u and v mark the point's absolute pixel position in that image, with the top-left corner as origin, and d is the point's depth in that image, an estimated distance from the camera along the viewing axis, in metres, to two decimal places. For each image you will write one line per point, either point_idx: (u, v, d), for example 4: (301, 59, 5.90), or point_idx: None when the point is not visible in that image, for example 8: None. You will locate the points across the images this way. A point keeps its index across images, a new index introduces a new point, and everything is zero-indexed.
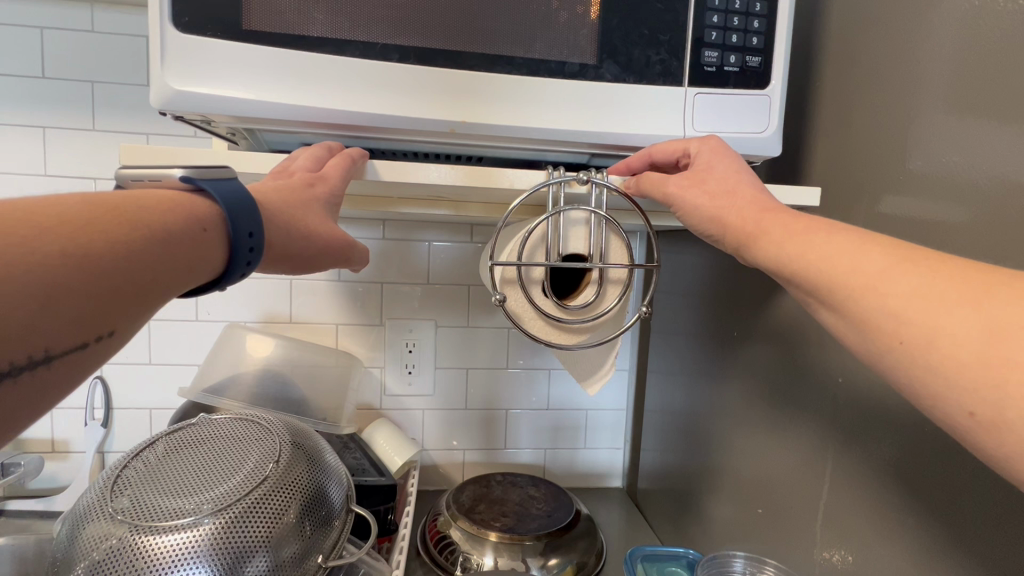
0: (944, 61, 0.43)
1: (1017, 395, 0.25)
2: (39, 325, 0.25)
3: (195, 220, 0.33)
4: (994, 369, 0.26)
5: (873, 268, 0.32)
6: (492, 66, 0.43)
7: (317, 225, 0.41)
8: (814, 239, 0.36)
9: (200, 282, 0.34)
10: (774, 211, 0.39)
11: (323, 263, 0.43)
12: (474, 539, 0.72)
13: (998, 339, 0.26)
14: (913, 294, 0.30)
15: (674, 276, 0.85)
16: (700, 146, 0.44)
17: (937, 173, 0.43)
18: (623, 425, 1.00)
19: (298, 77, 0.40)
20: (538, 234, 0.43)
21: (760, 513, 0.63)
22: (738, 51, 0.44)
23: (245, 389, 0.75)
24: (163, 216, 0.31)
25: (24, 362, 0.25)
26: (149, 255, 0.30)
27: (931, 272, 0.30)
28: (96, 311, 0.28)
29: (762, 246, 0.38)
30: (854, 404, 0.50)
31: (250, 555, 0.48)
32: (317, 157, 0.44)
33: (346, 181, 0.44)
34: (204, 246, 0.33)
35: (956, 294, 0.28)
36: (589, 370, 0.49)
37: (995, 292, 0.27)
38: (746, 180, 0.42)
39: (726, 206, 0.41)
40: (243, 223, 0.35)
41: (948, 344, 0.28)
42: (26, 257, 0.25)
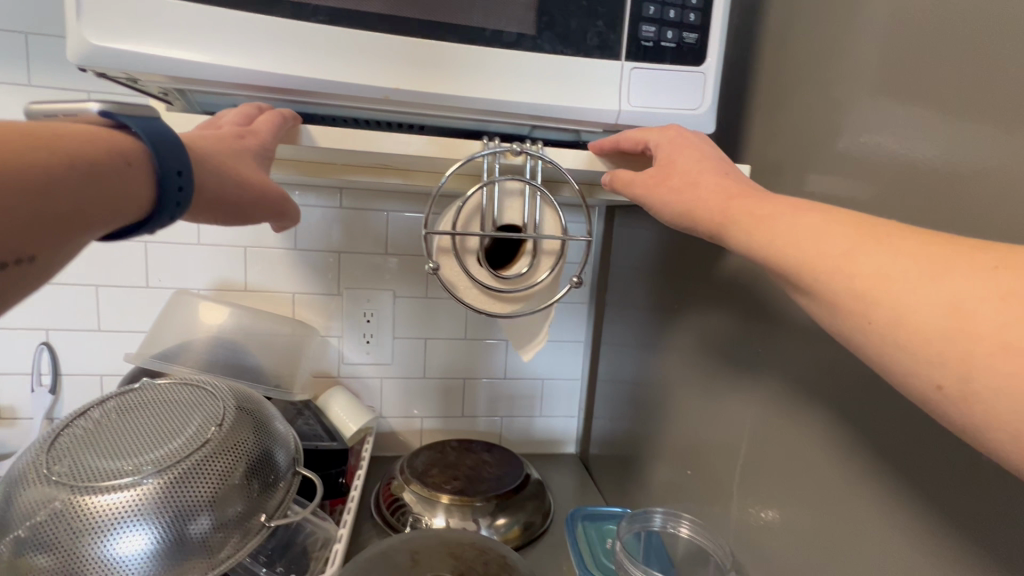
0: (872, 45, 0.44)
1: (974, 366, 0.25)
2: None
3: (121, 154, 0.32)
4: (960, 341, 0.26)
5: (839, 249, 0.32)
6: (429, 33, 0.42)
7: (249, 175, 0.41)
8: (744, 221, 0.37)
9: (124, 220, 0.33)
10: (740, 198, 0.39)
11: (257, 214, 0.42)
12: (424, 502, 0.75)
13: (956, 314, 0.26)
14: (879, 271, 0.30)
15: (628, 252, 0.87)
16: (663, 138, 0.45)
17: (863, 152, 0.45)
18: (577, 395, 1.03)
19: (224, 37, 0.39)
20: (473, 204, 0.44)
21: (692, 474, 0.67)
22: (675, 27, 0.45)
23: (196, 356, 0.75)
24: (86, 146, 0.31)
25: None
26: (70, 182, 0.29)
27: (894, 249, 0.30)
28: (16, 231, 0.27)
29: (733, 236, 0.38)
30: (777, 373, 0.53)
31: (192, 514, 0.49)
32: (246, 115, 0.43)
33: (278, 139, 0.43)
34: (131, 179, 0.33)
35: (918, 269, 0.28)
36: (526, 339, 0.50)
37: (954, 265, 0.27)
38: (710, 169, 0.42)
39: (692, 198, 0.41)
40: (170, 161, 0.34)
41: (916, 319, 0.27)
42: None
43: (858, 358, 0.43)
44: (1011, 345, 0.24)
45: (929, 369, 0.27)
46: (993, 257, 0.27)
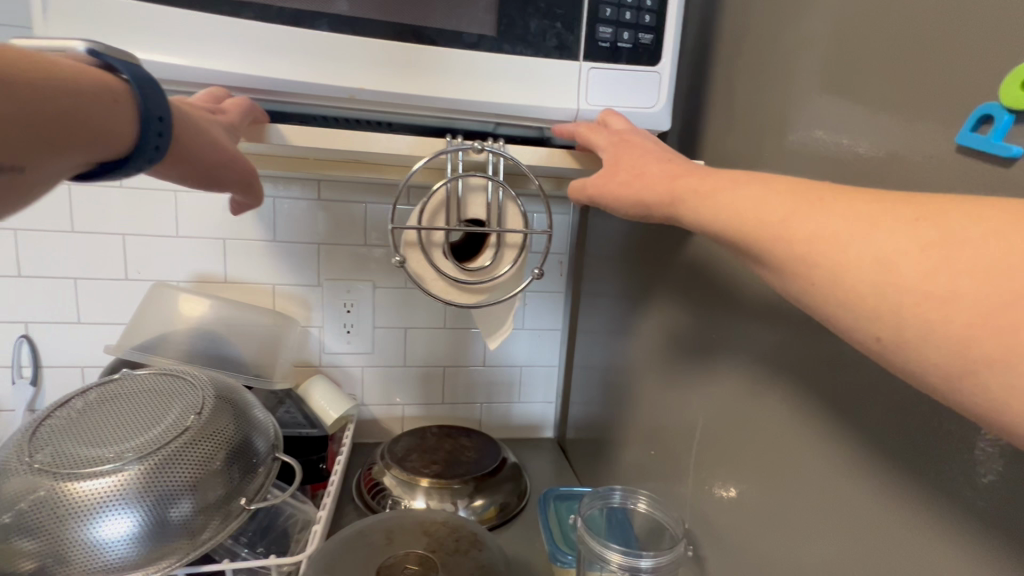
0: (818, 46, 0.47)
1: (900, 316, 0.26)
2: None
3: (107, 89, 0.33)
4: (894, 297, 0.26)
5: (780, 215, 0.32)
6: (394, 34, 0.44)
7: (223, 143, 0.41)
8: (691, 198, 0.38)
9: (103, 155, 0.33)
10: (685, 176, 0.39)
11: (227, 181, 0.43)
12: (405, 485, 0.78)
13: (892, 267, 0.27)
14: (821, 233, 0.30)
15: (601, 241, 0.89)
16: (608, 142, 0.46)
17: (810, 148, 0.47)
18: (555, 381, 1.06)
19: (190, 39, 0.40)
20: (438, 199, 0.46)
21: (656, 454, 0.70)
22: (631, 28, 0.47)
23: (176, 347, 0.77)
24: (76, 74, 0.31)
25: None
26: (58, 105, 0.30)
27: (827, 211, 0.30)
28: (13, 145, 0.28)
29: (688, 211, 0.38)
30: (733, 357, 0.56)
31: (171, 499, 0.51)
32: (210, 96, 0.43)
33: (246, 120, 0.44)
34: (115, 114, 0.33)
35: (849, 225, 0.29)
36: (492, 328, 0.53)
37: (884, 220, 0.28)
38: (656, 158, 0.43)
39: (643, 186, 0.42)
40: (152, 107, 0.35)
41: (850, 276, 0.28)
42: None
43: (808, 342, 0.46)
44: (932, 293, 0.25)
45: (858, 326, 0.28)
46: (915, 210, 0.28)
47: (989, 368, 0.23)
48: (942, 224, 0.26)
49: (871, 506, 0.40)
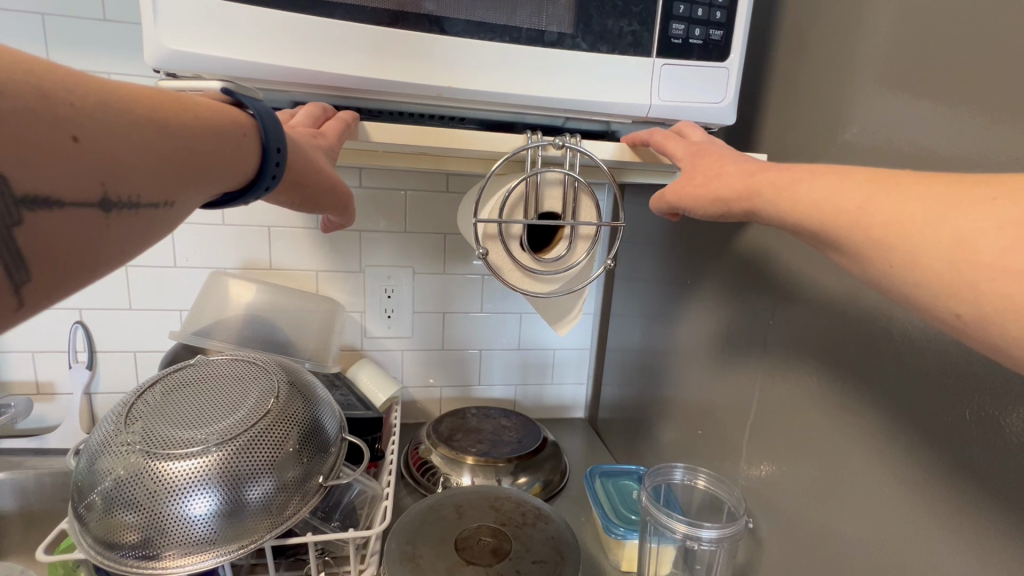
0: (881, 42, 0.48)
1: (976, 299, 0.27)
2: (133, 172, 0.31)
3: (237, 126, 0.38)
4: (968, 270, 0.27)
5: (854, 204, 0.33)
6: (475, 33, 0.45)
7: (325, 168, 0.45)
8: (767, 190, 0.39)
9: (228, 186, 0.38)
10: (759, 172, 0.41)
11: (325, 206, 0.47)
12: (452, 463, 0.82)
13: (961, 247, 0.28)
14: (893, 220, 0.31)
15: (639, 228, 0.91)
16: (683, 150, 0.48)
17: (870, 143, 0.49)
18: (587, 363, 1.09)
19: (289, 39, 0.41)
20: (517, 194, 0.48)
21: (701, 433, 0.74)
22: (703, 25, 0.48)
23: (231, 331, 0.79)
24: (215, 115, 0.37)
25: (123, 200, 0.31)
26: (197, 142, 0.35)
27: (901, 197, 0.31)
28: (168, 176, 0.33)
29: (764, 205, 0.40)
30: (784, 342, 0.59)
31: (259, 476, 0.55)
32: (314, 117, 0.46)
33: (343, 142, 0.47)
34: (241, 147, 0.38)
35: (927, 210, 0.30)
36: (560, 315, 0.55)
37: (956, 202, 0.29)
38: (731, 161, 0.45)
39: (719, 186, 0.43)
40: (272, 138, 0.39)
41: (928, 258, 0.29)
42: (118, 109, 0.30)
43: (862, 329, 0.49)
44: (1010, 269, 0.26)
45: (938, 314, 0.30)
46: (994, 188, 0.28)
47: None
48: (1021, 202, 0.26)
49: (924, 480, 0.43)
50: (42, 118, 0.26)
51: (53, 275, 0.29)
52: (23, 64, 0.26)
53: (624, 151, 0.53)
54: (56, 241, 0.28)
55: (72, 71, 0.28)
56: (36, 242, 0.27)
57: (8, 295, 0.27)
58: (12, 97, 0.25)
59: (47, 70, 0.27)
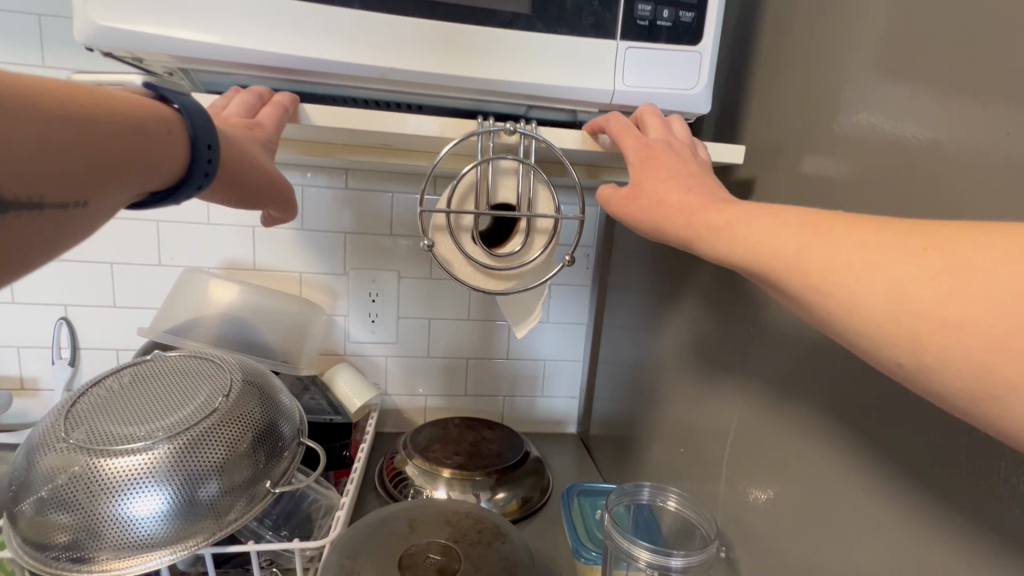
0: (871, 23, 0.44)
1: (923, 345, 0.25)
2: (38, 172, 0.27)
3: (163, 122, 0.34)
4: (907, 323, 0.25)
5: (791, 248, 0.31)
6: (425, 12, 0.43)
7: (261, 162, 0.42)
8: (706, 234, 0.36)
9: (155, 184, 0.34)
10: (702, 211, 0.37)
11: (264, 200, 0.44)
12: (427, 475, 0.78)
13: (901, 295, 0.26)
14: (830, 263, 0.29)
15: (630, 234, 0.87)
16: (635, 155, 0.44)
17: (859, 135, 0.45)
18: (579, 376, 1.04)
19: (224, 17, 0.40)
20: (468, 182, 0.45)
21: (686, 451, 0.68)
22: (672, 6, 0.45)
23: (207, 332, 0.77)
24: (137, 108, 0.33)
25: (23, 201, 0.27)
26: (117, 138, 0.31)
27: (836, 241, 0.29)
28: (81, 176, 0.29)
29: (704, 245, 0.36)
30: (770, 352, 0.54)
31: (201, 478, 0.52)
32: (248, 104, 0.44)
33: (282, 128, 0.44)
34: (167, 144, 0.34)
35: (864, 255, 0.28)
36: (519, 316, 0.52)
37: (895, 246, 0.27)
38: (675, 185, 0.40)
39: (659, 216, 0.40)
40: (202, 134, 0.36)
41: (865, 305, 0.27)
42: (18, 100, 0.26)
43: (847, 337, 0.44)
44: (948, 322, 0.24)
45: (880, 359, 0.27)
46: (923, 238, 0.26)
47: (1008, 391, 0.22)
48: (954, 252, 0.25)
49: (915, 512, 0.37)
50: None
51: None
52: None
53: (587, 140, 0.49)
54: None
55: None
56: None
57: None
58: None
59: None
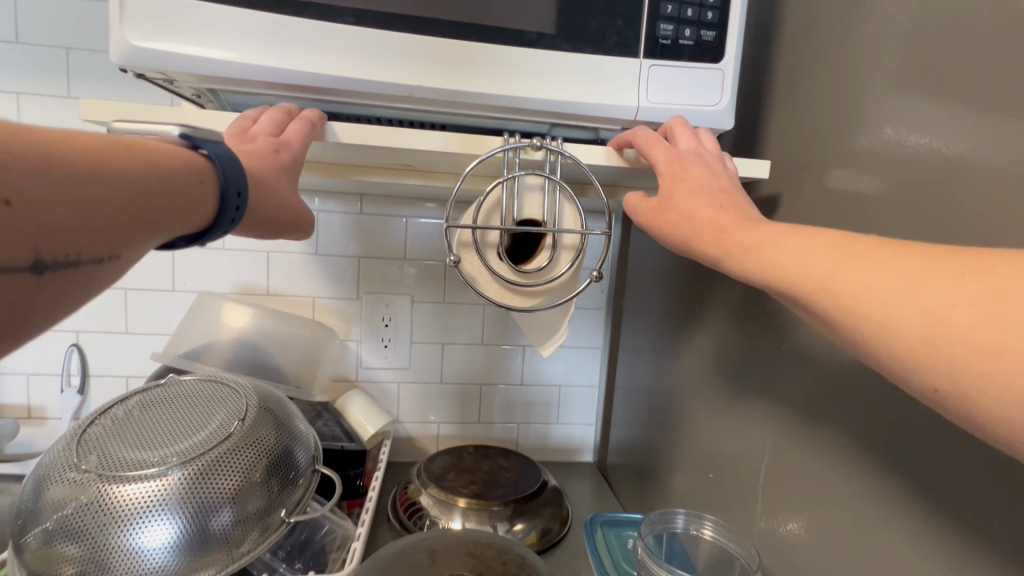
0: (891, 39, 0.45)
1: (959, 368, 0.26)
2: (75, 228, 0.26)
3: (193, 170, 0.33)
4: (942, 347, 0.26)
5: (824, 270, 0.32)
6: (451, 33, 0.43)
7: (287, 196, 0.42)
8: (735, 251, 0.37)
9: (182, 231, 0.33)
10: (731, 229, 0.38)
11: (285, 234, 0.43)
12: (442, 505, 0.75)
13: (936, 320, 0.27)
14: (866, 289, 0.30)
15: (645, 255, 0.87)
16: (666, 165, 0.44)
17: (885, 148, 0.45)
18: (595, 402, 1.02)
19: (256, 38, 0.40)
20: (493, 199, 0.45)
21: (715, 477, 0.66)
22: (693, 25, 0.46)
23: (220, 357, 0.76)
24: (166, 157, 0.32)
25: (60, 260, 0.25)
26: (150, 188, 0.30)
27: (873, 267, 0.30)
28: (115, 229, 0.28)
29: (734, 259, 0.37)
30: (803, 371, 0.52)
31: (214, 507, 0.50)
32: (276, 120, 0.44)
33: (307, 146, 0.44)
34: (197, 192, 0.33)
35: (899, 280, 0.29)
36: (544, 335, 0.51)
37: (934, 273, 0.28)
38: (705, 200, 0.41)
39: (687, 232, 0.41)
40: (232, 182, 0.36)
41: (901, 329, 0.28)
42: (55, 158, 0.25)
43: None
44: (987, 347, 0.25)
45: (918, 380, 0.28)
46: (959, 264, 0.27)
47: None
48: (990, 279, 0.26)
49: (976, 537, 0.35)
50: None
51: None
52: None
53: (614, 156, 0.49)
54: None
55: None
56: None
57: None
58: None
59: None
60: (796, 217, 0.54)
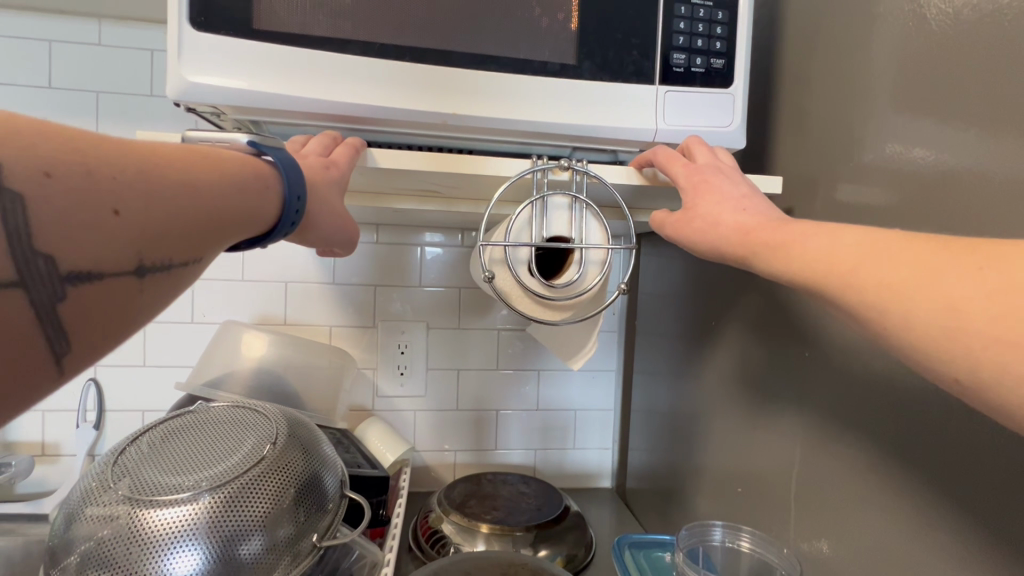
0: (888, 63, 0.48)
1: (981, 354, 0.27)
2: (170, 236, 0.31)
3: (260, 179, 0.38)
4: (962, 338, 0.28)
5: (848, 264, 0.34)
6: (481, 66, 0.47)
7: (336, 206, 0.45)
8: (762, 251, 0.40)
9: (253, 232, 0.38)
10: (755, 234, 0.41)
11: (335, 239, 0.46)
12: (465, 531, 0.74)
13: (955, 311, 0.28)
14: (886, 283, 0.32)
15: (657, 276, 0.89)
16: (685, 179, 0.47)
17: (891, 162, 0.47)
18: (611, 425, 1.02)
19: (302, 73, 0.43)
20: (523, 219, 0.47)
21: (743, 492, 0.65)
22: (704, 54, 0.49)
23: (241, 385, 0.77)
24: (239, 169, 0.36)
25: (159, 263, 0.30)
26: (228, 198, 0.35)
27: (889, 262, 0.32)
28: (201, 235, 0.33)
29: (762, 261, 0.40)
30: (827, 379, 0.53)
31: (247, 532, 0.50)
32: (324, 144, 0.46)
33: (352, 168, 0.47)
34: (263, 198, 0.38)
35: (918, 274, 0.30)
36: (574, 349, 0.52)
37: (949, 267, 0.30)
38: (728, 207, 0.44)
39: (714, 238, 0.44)
40: (293, 188, 0.40)
41: (921, 323, 0.30)
42: (154, 178, 0.30)
43: None
44: (1007, 338, 0.27)
45: (947, 369, 0.29)
46: (977, 257, 0.29)
47: None
48: (1008, 272, 0.28)
49: None
50: (84, 194, 0.26)
51: (89, 343, 0.28)
52: (65, 140, 0.27)
53: (635, 175, 0.51)
54: (96, 310, 0.28)
55: (110, 143, 0.29)
56: (73, 313, 0.27)
57: (46, 364, 0.27)
58: (58, 178, 0.25)
59: (91, 149, 0.27)
60: None
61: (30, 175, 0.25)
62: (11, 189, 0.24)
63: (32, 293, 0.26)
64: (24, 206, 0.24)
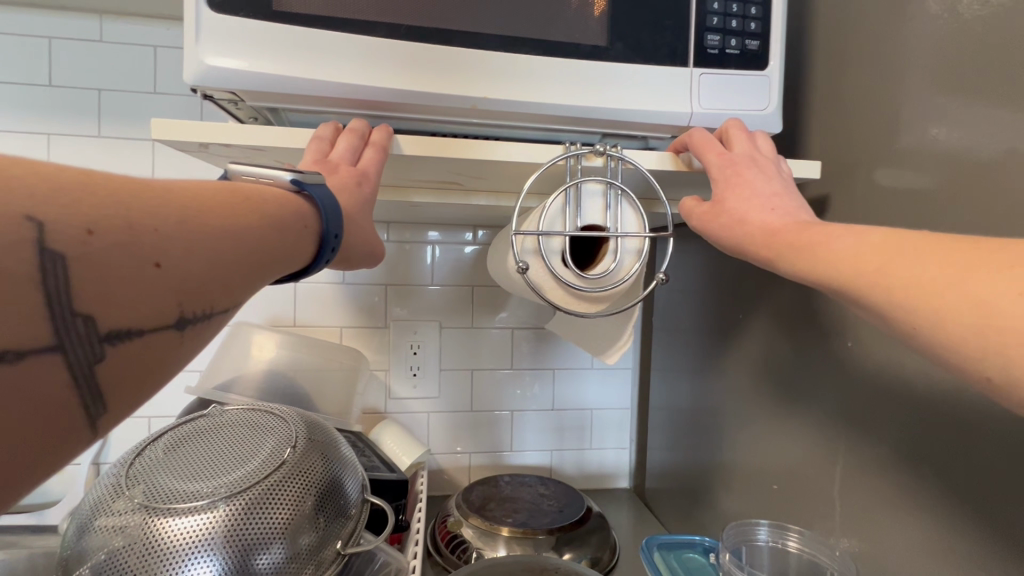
0: (928, 42, 0.46)
1: (1014, 353, 0.25)
2: (211, 285, 0.29)
3: (299, 218, 0.36)
4: (993, 338, 0.26)
5: (871, 264, 0.32)
6: (510, 48, 0.45)
7: (366, 231, 0.44)
8: (787, 253, 0.38)
9: (289, 270, 0.36)
10: (784, 234, 0.39)
11: (362, 265, 0.45)
12: (485, 535, 0.72)
13: (985, 311, 0.26)
14: (913, 280, 0.30)
15: (675, 270, 0.87)
16: (719, 171, 0.45)
17: (933, 143, 0.46)
18: (628, 425, 1.00)
19: (323, 57, 0.41)
20: (557, 206, 0.45)
21: (775, 490, 0.63)
22: (738, 35, 0.47)
23: (252, 388, 0.74)
24: (279, 209, 0.35)
25: (200, 314, 0.28)
26: (268, 241, 0.33)
27: (912, 262, 0.30)
28: (241, 280, 0.31)
29: (786, 261, 0.38)
30: (867, 371, 0.52)
31: (269, 541, 0.47)
32: (353, 147, 0.45)
33: (381, 174, 0.45)
34: (302, 237, 0.36)
35: (942, 274, 0.29)
36: (607, 343, 0.50)
37: (977, 265, 0.28)
38: (759, 205, 0.42)
39: (741, 235, 0.42)
40: (331, 226, 0.38)
41: (949, 324, 0.28)
42: (196, 225, 0.28)
43: None
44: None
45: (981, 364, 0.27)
46: (1004, 257, 0.27)
47: None
48: None
49: None
50: (127, 248, 0.24)
51: (126, 401, 0.26)
52: (108, 191, 0.25)
53: (667, 160, 0.49)
54: (135, 368, 0.26)
55: (150, 191, 0.27)
56: (110, 374, 0.25)
57: (82, 429, 0.24)
58: (103, 236, 0.24)
59: (131, 198, 0.25)
60: (844, 217, 0.55)
61: (73, 234, 0.23)
62: (51, 249, 0.22)
63: (69, 354, 0.23)
64: (66, 266, 0.22)
